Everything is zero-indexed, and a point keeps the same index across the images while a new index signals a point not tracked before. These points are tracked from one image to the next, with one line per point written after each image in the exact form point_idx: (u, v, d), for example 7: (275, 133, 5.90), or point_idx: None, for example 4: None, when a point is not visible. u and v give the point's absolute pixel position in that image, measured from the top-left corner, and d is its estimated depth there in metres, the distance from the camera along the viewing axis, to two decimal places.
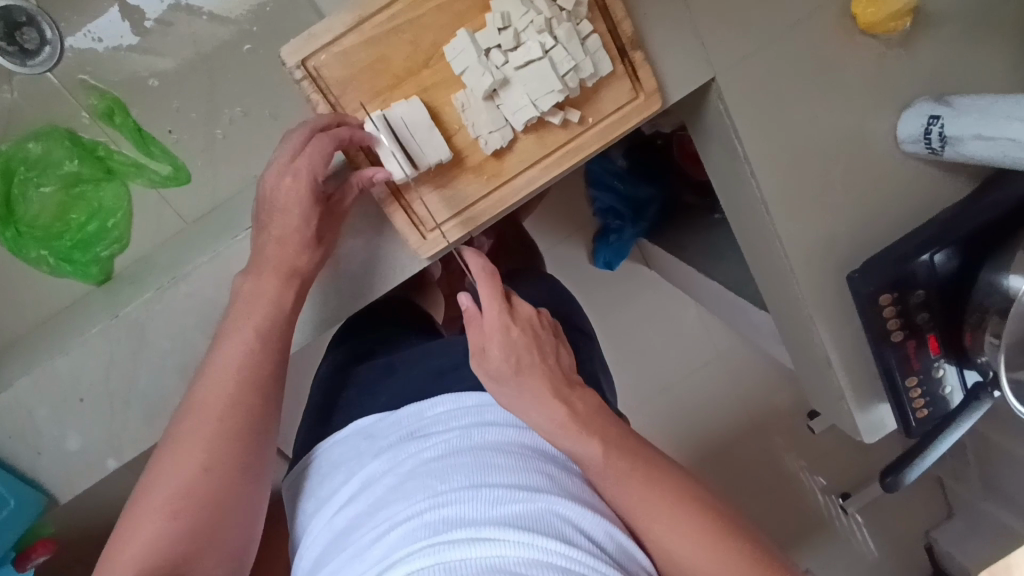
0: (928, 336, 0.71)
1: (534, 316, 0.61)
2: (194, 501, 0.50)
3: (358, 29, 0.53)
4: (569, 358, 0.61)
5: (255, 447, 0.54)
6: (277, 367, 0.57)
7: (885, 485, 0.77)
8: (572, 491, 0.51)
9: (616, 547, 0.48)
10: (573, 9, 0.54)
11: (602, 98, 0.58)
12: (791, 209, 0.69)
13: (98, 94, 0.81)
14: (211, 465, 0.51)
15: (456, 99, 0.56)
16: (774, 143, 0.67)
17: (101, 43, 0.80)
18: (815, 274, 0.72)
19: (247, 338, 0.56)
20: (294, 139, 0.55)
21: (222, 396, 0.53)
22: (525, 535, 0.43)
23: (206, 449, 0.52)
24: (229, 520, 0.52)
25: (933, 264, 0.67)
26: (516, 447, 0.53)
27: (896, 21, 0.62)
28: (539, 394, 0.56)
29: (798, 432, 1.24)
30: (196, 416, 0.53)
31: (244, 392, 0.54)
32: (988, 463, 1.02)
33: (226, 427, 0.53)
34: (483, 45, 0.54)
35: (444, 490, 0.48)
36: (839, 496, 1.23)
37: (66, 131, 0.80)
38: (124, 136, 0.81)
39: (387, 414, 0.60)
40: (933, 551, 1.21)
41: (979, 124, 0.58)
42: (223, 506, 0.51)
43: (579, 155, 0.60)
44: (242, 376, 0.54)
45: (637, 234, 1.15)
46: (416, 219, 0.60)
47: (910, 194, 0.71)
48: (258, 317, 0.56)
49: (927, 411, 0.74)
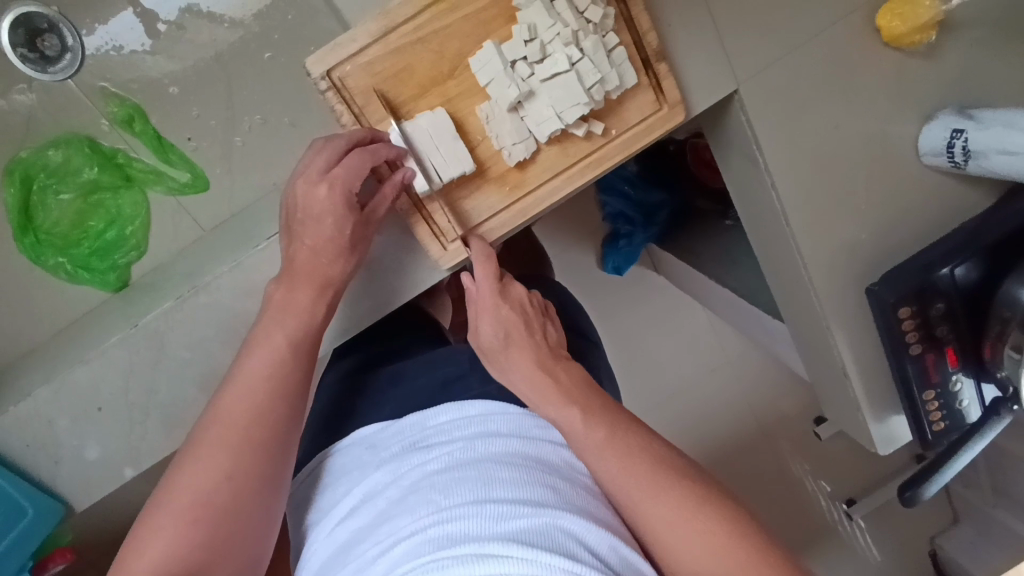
0: (947, 348, 0.70)
1: (526, 298, 0.62)
2: (211, 512, 0.49)
3: (384, 39, 0.53)
4: (556, 334, 0.62)
5: (276, 457, 0.53)
6: (303, 374, 0.56)
7: (903, 499, 0.72)
8: (576, 503, 0.50)
9: (620, 562, 0.48)
10: (600, 21, 0.54)
11: (626, 109, 0.58)
12: (811, 219, 0.69)
13: (118, 101, 0.80)
14: (233, 471, 0.51)
15: (480, 110, 0.56)
16: (796, 155, 0.66)
17: (121, 50, 0.79)
18: (834, 285, 0.71)
19: (273, 345, 0.55)
20: (335, 145, 0.54)
21: (246, 403, 0.53)
22: (529, 551, 0.43)
23: (225, 459, 0.51)
24: (245, 532, 0.51)
25: (953, 277, 0.67)
26: (520, 459, 0.52)
27: (921, 33, 0.62)
28: (524, 363, 0.58)
29: (806, 439, 1.24)
30: (219, 423, 0.52)
31: (266, 402, 0.53)
32: (998, 469, 1.01)
33: (247, 437, 0.52)
34: (509, 57, 0.54)
35: (448, 505, 0.47)
36: (843, 502, 1.23)
37: (85, 137, 0.80)
38: (142, 143, 0.81)
39: (390, 423, 0.60)
40: (937, 556, 1.20)
41: (1004, 138, 0.57)
42: (241, 515, 0.51)
43: (602, 165, 0.59)
44: (267, 383, 0.54)
45: (648, 239, 1.15)
46: (438, 228, 0.59)
47: (928, 206, 0.70)
48: (284, 325, 0.56)
49: (944, 424, 0.73)
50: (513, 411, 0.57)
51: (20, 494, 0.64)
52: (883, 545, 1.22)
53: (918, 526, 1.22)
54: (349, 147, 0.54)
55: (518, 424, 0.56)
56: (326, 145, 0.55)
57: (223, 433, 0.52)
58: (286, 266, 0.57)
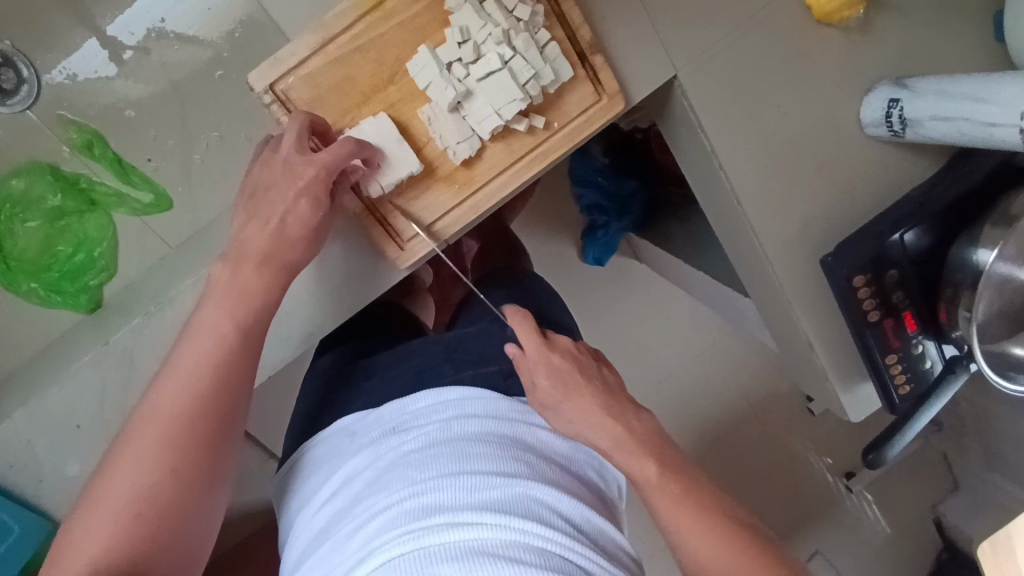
0: (905, 314, 0.72)
1: (573, 346, 0.66)
2: (149, 509, 0.48)
3: (323, 50, 0.55)
4: (613, 376, 0.66)
5: (221, 453, 0.52)
6: (248, 371, 0.54)
7: (866, 462, 0.74)
8: (548, 475, 0.53)
9: (592, 527, 0.51)
10: (530, 19, 0.55)
11: (566, 102, 0.60)
12: (763, 197, 0.70)
13: (77, 127, 0.78)
14: (177, 462, 0.49)
15: (422, 113, 0.57)
16: (739, 134, 0.68)
17: (76, 78, 0.78)
18: (791, 259, 0.73)
19: (214, 334, 0.53)
20: (290, 133, 0.55)
21: (188, 399, 0.51)
22: (502, 517, 0.46)
23: (167, 457, 0.49)
24: (191, 527, 0.50)
25: (905, 244, 0.69)
26: (494, 436, 0.54)
27: (850, 8, 0.64)
28: (590, 410, 0.60)
29: (798, 416, 1.28)
30: (156, 417, 0.50)
31: (211, 396, 0.51)
32: (987, 438, 1.02)
33: (188, 435, 0.50)
34: (444, 60, 0.55)
35: (422, 479, 0.49)
36: (843, 477, 1.26)
37: (46, 165, 0.78)
38: (104, 167, 0.79)
39: (369, 412, 0.61)
40: (942, 524, 1.19)
41: (934, 105, 0.60)
42: (185, 510, 0.49)
43: (546, 159, 0.61)
44: (210, 379, 0.52)
45: (625, 228, 1.17)
46: (393, 229, 0.62)
47: (875, 177, 0.72)
48: (230, 313, 0.54)
49: (909, 387, 0.74)
50: (487, 395, 0.58)
51: (6, 514, 0.66)
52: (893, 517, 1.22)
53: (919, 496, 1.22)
54: (305, 134, 0.55)
55: (493, 406, 0.57)
56: (270, 155, 0.56)
57: (159, 428, 0.50)
58: (234, 250, 0.56)
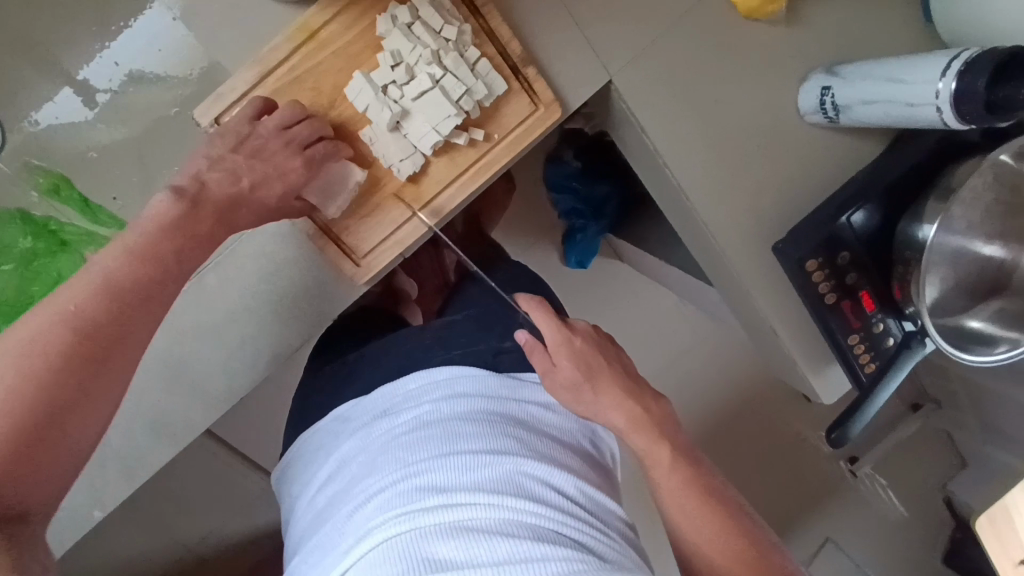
0: (862, 294, 0.73)
1: (591, 328, 0.69)
2: (16, 405, 0.44)
3: (264, 82, 0.60)
4: (630, 361, 0.69)
5: (111, 371, 0.48)
6: (156, 293, 0.51)
7: (831, 441, 0.74)
8: (540, 450, 0.55)
9: (586, 498, 0.54)
10: (457, 38, 0.58)
11: (503, 114, 0.62)
12: (706, 189, 0.72)
13: (43, 171, 0.70)
14: (58, 364, 0.46)
15: (364, 134, 0.61)
16: (678, 131, 0.70)
17: (39, 123, 0.69)
18: (745, 247, 0.74)
19: (123, 248, 0.51)
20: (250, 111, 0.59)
21: (87, 302, 0.48)
22: (495, 497, 0.48)
23: (47, 360, 0.46)
24: (59, 442, 0.46)
25: (853, 225, 0.71)
26: (485, 414, 0.56)
27: (773, 4, 0.66)
28: (612, 390, 0.63)
29: (792, 401, 1.30)
30: (48, 311, 0.47)
31: (111, 309, 0.49)
32: (984, 409, 1.02)
33: (78, 341, 0.47)
34: (379, 83, 0.58)
35: (415, 460, 0.51)
36: (847, 461, 1.26)
37: (16, 211, 0.70)
38: (71, 210, 0.70)
39: (362, 398, 0.64)
40: (952, 502, 1.23)
41: (861, 89, 0.62)
42: (61, 421, 0.46)
43: (489, 168, 0.64)
44: (110, 290, 0.49)
45: (602, 230, 1.20)
46: (348, 247, 0.65)
47: (820, 161, 0.74)
48: (152, 241, 0.53)
49: (874, 364, 0.75)
50: (477, 372, 0.60)
51: None
52: (903, 498, 1.25)
53: (928, 474, 1.25)
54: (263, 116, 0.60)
55: (483, 384, 0.59)
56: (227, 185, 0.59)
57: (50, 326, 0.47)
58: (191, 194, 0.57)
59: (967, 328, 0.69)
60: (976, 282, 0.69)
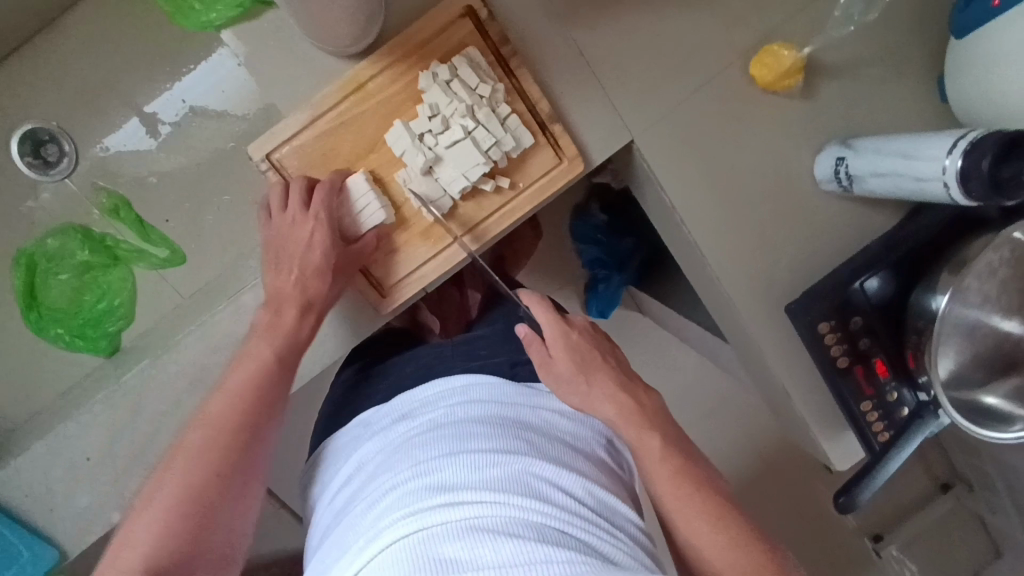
0: (875, 360, 0.73)
1: (590, 325, 0.68)
2: (195, 503, 0.56)
3: (312, 125, 0.65)
4: (625, 356, 0.68)
5: (252, 462, 0.60)
6: (280, 389, 0.64)
7: (839, 506, 0.72)
8: (551, 454, 0.56)
9: (597, 501, 0.54)
10: (491, 95, 0.64)
11: (529, 165, 0.67)
12: (723, 248, 0.75)
13: (106, 193, 0.80)
14: (219, 462, 0.58)
15: (398, 176, 0.65)
16: (695, 190, 0.73)
17: (108, 150, 0.80)
18: (759, 305, 0.76)
19: (254, 360, 0.63)
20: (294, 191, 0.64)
21: (231, 410, 0.61)
22: (501, 496, 0.49)
23: (211, 465, 0.58)
24: (221, 530, 0.57)
25: (866, 290, 0.73)
26: (498, 419, 0.58)
27: (789, 78, 0.70)
28: (606, 382, 0.63)
29: (812, 469, 1.26)
30: (206, 426, 0.60)
31: (251, 411, 0.61)
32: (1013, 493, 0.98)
33: (227, 443, 0.59)
34: (416, 131, 0.64)
35: (426, 460, 0.53)
36: (870, 538, 1.23)
37: (79, 227, 0.79)
38: (127, 227, 0.80)
39: (382, 403, 0.66)
40: None
41: (873, 162, 0.64)
42: (223, 511, 0.57)
43: (514, 214, 0.68)
44: (245, 397, 0.61)
45: (625, 283, 1.21)
46: (376, 279, 0.69)
47: (835, 228, 0.76)
48: (270, 342, 0.64)
49: (888, 433, 0.74)
50: (493, 381, 0.63)
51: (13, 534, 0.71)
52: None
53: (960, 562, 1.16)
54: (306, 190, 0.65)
55: (498, 391, 0.62)
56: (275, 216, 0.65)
57: (209, 436, 0.59)
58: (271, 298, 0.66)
59: (984, 405, 0.69)
60: (993, 356, 0.69)
